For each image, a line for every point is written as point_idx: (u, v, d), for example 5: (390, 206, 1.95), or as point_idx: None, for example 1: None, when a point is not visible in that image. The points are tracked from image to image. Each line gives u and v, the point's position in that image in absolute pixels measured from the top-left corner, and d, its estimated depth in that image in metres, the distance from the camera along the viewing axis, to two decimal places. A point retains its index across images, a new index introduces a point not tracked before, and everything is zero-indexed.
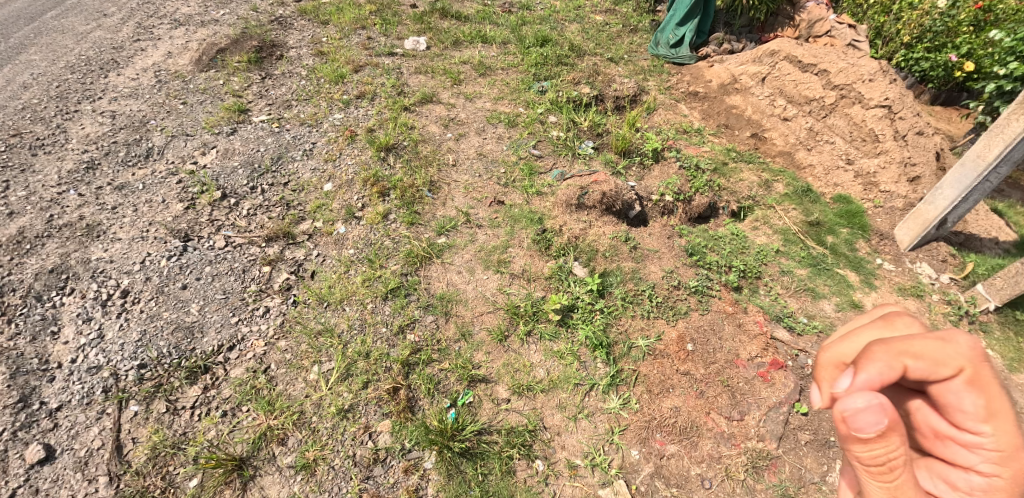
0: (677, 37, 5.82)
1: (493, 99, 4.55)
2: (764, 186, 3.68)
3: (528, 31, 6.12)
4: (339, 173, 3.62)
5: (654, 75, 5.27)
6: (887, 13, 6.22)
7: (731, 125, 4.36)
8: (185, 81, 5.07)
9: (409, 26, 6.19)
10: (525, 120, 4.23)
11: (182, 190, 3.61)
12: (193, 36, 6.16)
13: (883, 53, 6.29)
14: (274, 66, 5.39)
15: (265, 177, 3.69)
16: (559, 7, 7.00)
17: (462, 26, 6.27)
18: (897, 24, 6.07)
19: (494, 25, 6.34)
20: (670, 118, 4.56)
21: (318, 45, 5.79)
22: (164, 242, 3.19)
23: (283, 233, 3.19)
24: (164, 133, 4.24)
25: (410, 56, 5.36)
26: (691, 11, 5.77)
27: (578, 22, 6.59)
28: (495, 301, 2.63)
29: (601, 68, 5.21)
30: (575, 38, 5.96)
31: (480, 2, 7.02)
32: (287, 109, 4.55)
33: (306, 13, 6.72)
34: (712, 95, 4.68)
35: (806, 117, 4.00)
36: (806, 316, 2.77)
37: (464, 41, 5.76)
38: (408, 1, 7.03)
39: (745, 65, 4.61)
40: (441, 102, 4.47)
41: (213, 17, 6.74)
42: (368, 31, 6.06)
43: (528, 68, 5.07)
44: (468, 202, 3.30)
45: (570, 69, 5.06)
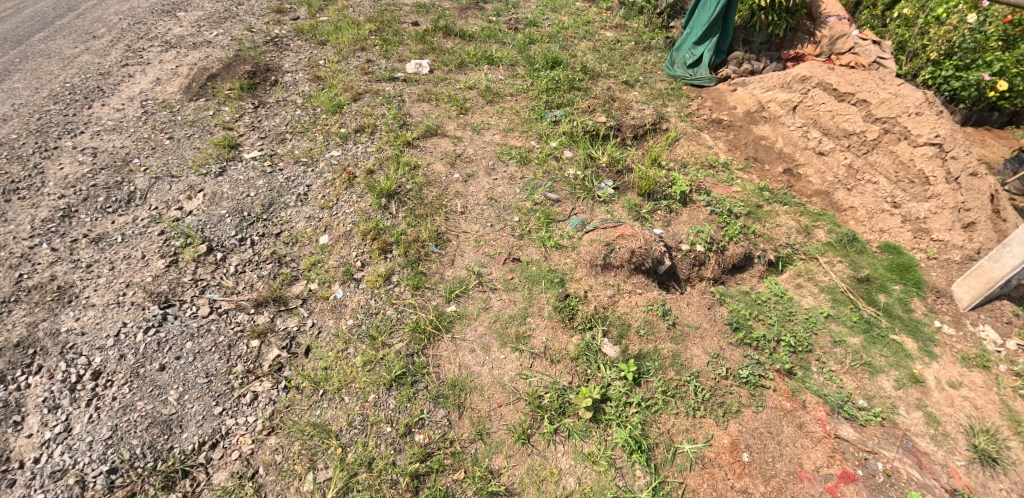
0: (695, 57, 5.52)
1: (503, 130, 4.21)
2: (804, 233, 3.37)
3: (535, 51, 5.82)
4: (335, 223, 3.27)
5: (673, 99, 4.94)
6: (910, 27, 5.84)
7: (760, 159, 4.05)
8: (173, 112, 4.76)
9: (410, 46, 5.89)
10: (538, 155, 3.89)
11: (164, 243, 3.31)
12: (184, 59, 5.86)
13: (907, 69, 5.83)
14: (268, 93, 5.07)
15: (254, 227, 3.37)
16: (567, 24, 6.71)
17: (466, 46, 5.96)
18: (924, 40, 5.65)
19: (500, 45, 6.04)
20: (693, 150, 4.23)
21: (315, 68, 5.47)
22: (142, 309, 2.89)
23: (274, 297, 2.87)
24: (147, 174, 3.94)
25: (412, 81, 5.03)
26: (709, 29, 5.46)
27: (588, 40, 6.33)
28: (515, 390, 2.32)
29: (617, 92, 4.89)
30: (587, 58, 5.65)
31: (484, 20, 6.74)
32: (281, 143, 4.22)
33: (303, 33, 6.44)
34: (738, 124, 4.38)
35: (845, 152, 3.72)
36: (865, 398, 2.44)
37: (469, 63, 5.45)
38: (409, 19, 6.75)
39: (773, 90, 4.35)
40: (446, 135, 4.13)
41: (205, 37, 6.44)
42: (368, 52, 5.75)
43: (539, 93, 4.73)
44: (478, 258, 2.96)
45: (584, 95, 4.73)
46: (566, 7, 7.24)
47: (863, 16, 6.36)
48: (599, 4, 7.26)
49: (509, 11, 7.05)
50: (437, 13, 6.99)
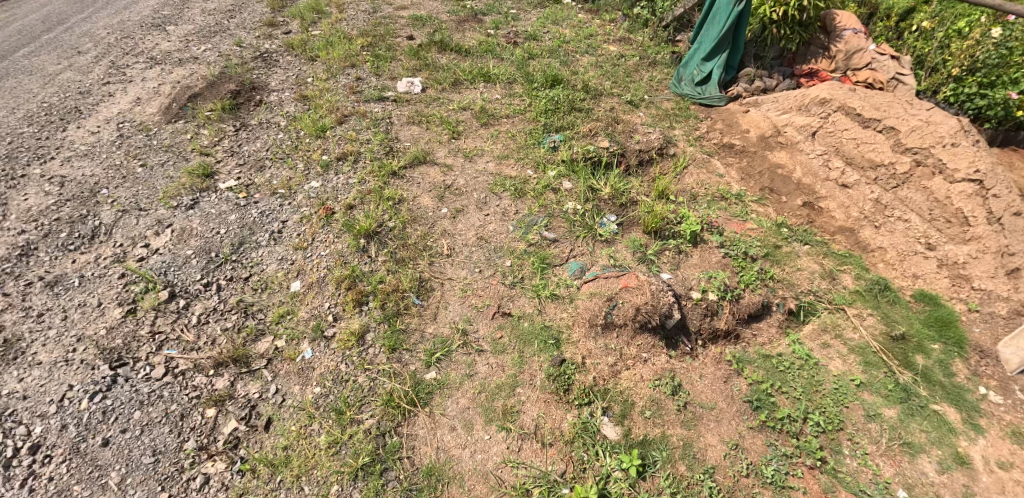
0: (704, 74, 5.20)
1: (497, 157, 3.90)
2: (828, 278, 3.05)
3: (534, 67, 5.53)
4: (308, 267, 2.97)
5: (680, 121, 4.62)
6: (930, 41, 5.53)
7: (777, 189, 3.73)
8: (150, 135, 4.50)
9: (403, 63, 5.62)
10: (535, 186, 3.58)
11: (123, 288, 3.02)
12: (168, 77, 5.62)
13: (927, 85, 5.51)
14: (251, 114, 4.80)
15: (221, 269, 3.08)
16: (568, 39, 6.43)
17: (462, 62, 5.68)
18: (944, 54, 5.34)
19: (497, 60, 5.75)
20: (703, 179, 3.92)
21: (302, 87, 5.21)
22: (92, 368, 2.60)
23: (235, 358, 2.58)
24: (115, 207, 3.67)
25: (402, 101, 4.75)
26: (720, 44, 5.15)
27: (590, 55, 6.05)
28: (501, 481, 2.03)
29: (620, 113, 4.57)
30: (589, 75, 5.35)
31: (483, 34, 6.50)
32: (259, 172, 3.93)
33: (293, 48, 6.20)
34: (752, 149, 4.05)
35: (871, 185, 3.40)
36: (906, 488, 2.12)
37: (465, 80, 5.17)
38: (404, 34, 6.50)
39: (789, 113, 4.05)
40: (435, 162, 3.83)
41: (192, 53, 6.21)
42: (359, 69, 5.47)
43: (537, 115, 4.42)
44: (464, 311, 2.64)
45: (585, 116, 4.43)
46: (569, 20, 7.21)
47: (877, 28, 6.07)
48: (603, 16, 7.23)
49: (508, 26, 6.80)
50: (434, 26, 6.75)
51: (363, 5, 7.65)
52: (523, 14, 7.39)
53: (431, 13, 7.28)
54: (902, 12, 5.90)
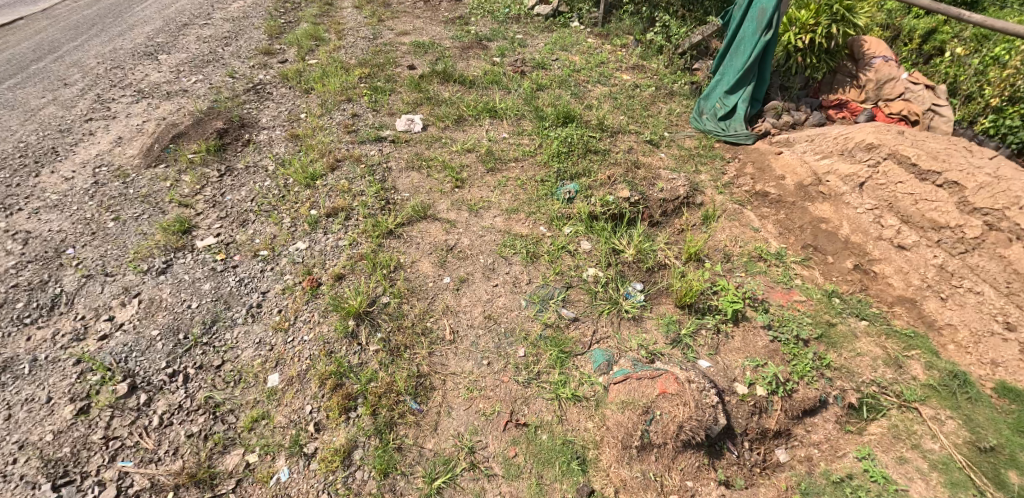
0: (727, 108, 4.81)
1: (506, 210, 3.49)
2: (893, 366, 2.66)
3: (544, 101, 5.17)
4: (288, 356, 2.56)
5: (705, 163, 4.21)
6: (964, 68, 5.15)
7: (822, 248, 3.32)
8: (127, 182, 4.13)
9: (403, 96, 5.26)
10: (549, 246, 3.17)
11: (78, 377, 2.62)
12: (154, 113, 5.28)
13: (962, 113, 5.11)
14: (238, 156, 4.43)
15: (190, 355, 2.68)
16: (579, 68, 6.07)
17: (466, 95, 5.32)
18: (981, 83, 4.95)
19: (504, 93, 5.39)
20: (737, 234, 3.51)
21: (294, 124, 4.84)
22: (30, 489, 2.18)
23: (198, 479, 2.17)
24: (79, 272, 3.27)
25: (401, 142, 4.35)
26: (744, 76, 4.76)
27: (603, 85, 5.68)
28: None
29: (640, 155, 4.17)
30: (603, 110, 4.98)
31: (488, 63, 6.21)
32: (241, 228, 3.55)
33: (287, 79, 5.86)
34: (789, 199, 3.66)
35: (934, 249, 3.00)
36: None
37: (469, 116, 4.81)
38: (404, 62, 6.17)
39: (830, 159, 3.68)
40: (435, 217, 3.43)
41: (182, 85, 5.88)
42: (355, 103, 5.10)
43: (549, 158, 4.01)
44: (470, 419, 2.25)
45: (602, 159, 4.02)
46: (577, 45, 6.93)
47: (901, 52, 5.71)
48: (614, 41, 6.91)
49: (514, 55, 6.48)
50: (436, 54, 6.46)
51: (362, 32, 7.36)
52: (530, 39, 7.12)
53: (433, 40, 6.99)
54: (924, 33, 5.58)
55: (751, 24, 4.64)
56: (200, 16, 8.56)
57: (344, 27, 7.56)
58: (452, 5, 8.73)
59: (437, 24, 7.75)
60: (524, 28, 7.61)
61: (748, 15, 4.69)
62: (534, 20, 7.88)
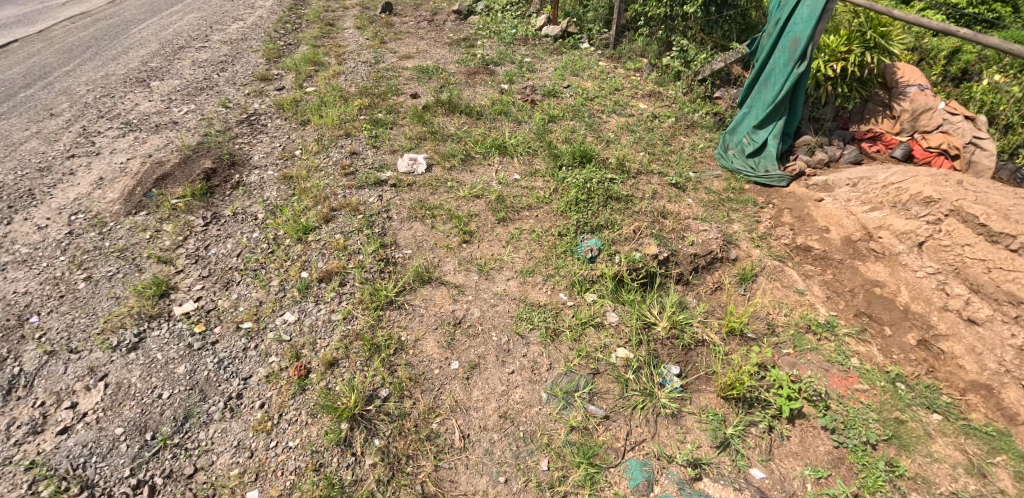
0: (756, 144, 4.44)
1: (520, 271, 3.11)
2: (977, 475, 2.26)
3: (557, 136, 4.82)
4: (269, 468, 2.19)
5: (736, 209, 3.83)
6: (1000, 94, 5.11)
7: (878, 318, 2.93)
8: (104, 233, 3.78)
9: (405, 130, 4.91)
10: (571, 319, 2.80)
11: (27, 490, 2.25)
12: (140, 148, 4.94)
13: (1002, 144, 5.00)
14: (226, 201, 4.07)
15: (158, 460, 2.31)
16: (592, 96, 5.73)
17: (473, 127, 4.98)
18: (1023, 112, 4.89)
19: (514, 125, 5.05)
20: (779, 298, 3.13)
21: (288, 162, 4.49)
22: None
23: None
24: (42, 347, 2.92)
25: (403, 186, 3.95)
26: (775, 110, 4.39)
27: (619, 116, 5.33)
28: None
29: (665, 201, 3.80)
30: (621, 147, 4.62)
31: (496, 90, 5.90)
32: (225, 291, 3.19)
33: (284, 109, 5.53)
34: (835, 256, 3.28)
35: (1013, 326, 2.62)
36: None
37: (476, 154, 4.46)
38: (408, 90, 5.85)
39: (881, 212, 3.31)
40: (441, 280, 3.05)
41: (172, 116, 5.56)
42: (354, 138, 4.75)
43: (565, 205, 3.63)
44: None
45: (624, 207, 3.65)
46: (588, 69, 6.61)
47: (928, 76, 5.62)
48: (627, 65, 6.58)
49: (524, 82, 6.16)
50: (440, 81, 6.16)
51: (364, 56, 7.06)
52: (539, 64, 6.81)
53: (438, 64, 6.69)
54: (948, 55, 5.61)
55: (783, 55, 4.29)
56: (198, 38, 8.28)
57: (345, 51, 7.28)
58: (457, 25, 8.45)
59: (441, 47, 7.46)
60: (533, 51, 7.31)
61: (779, 45, 4.33)
62: (542, 42, 7.59)
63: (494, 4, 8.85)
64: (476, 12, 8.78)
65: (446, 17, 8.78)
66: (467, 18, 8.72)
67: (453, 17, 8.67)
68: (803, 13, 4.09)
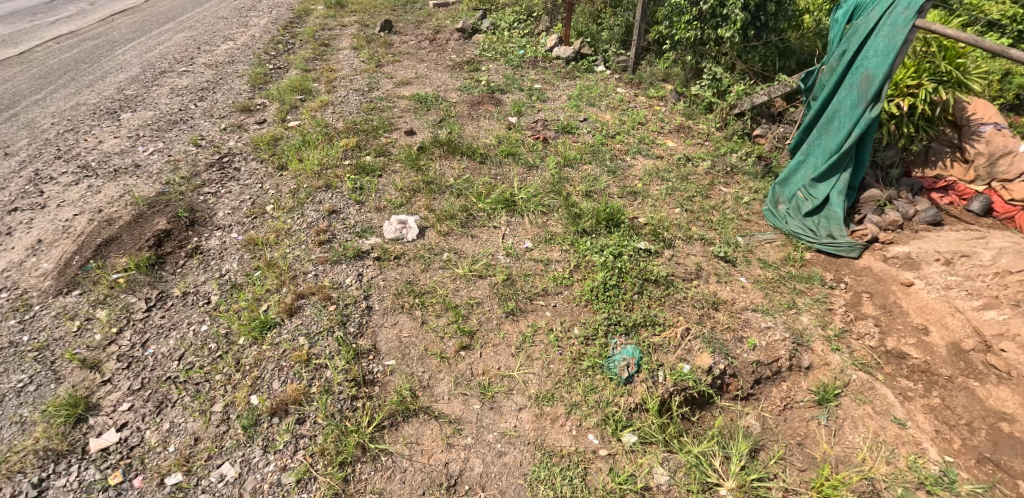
0: (816, 201, 3.71)
1: (534, 397, 2.40)
2: None
3: (576, 185, 4.08)
4: None
5: (801, 294, 3.10)
6: None
7: (1010, 469, 2.27)
8: (24, 320, 3.07)
9: (396, 178, 4.19)
10: (604, 481, 2.11)
11: None
12: (92, 199, 4.25)
13: None
14: (178, 276, 3.38)
15: None
16: (613, 132, 5.00)
17: (477, 174, 4.26)
18: None
19: (524, 169, 4.33)
20: (872, 433, 2.43)
21: (257, 221, 3.80)
22: None
23: None
24: None
25: (388, 260, 3.22)
26: (840, 160, 3.65)
27: (645, 157, 4.60)
28: None
29: (713, 283, 3.06)
30: (651, 202, 3.89)
31: (503, 125, 5.20)
32: (157, 416, 2.49)
33: (260, 149, 4.84)
34: (941, 372, 2.63)
35: None
36: None
37: (480, 212, 3.72)
38: (402, 125, 5.18)
39: (1001, 312, 2.73)
40: (430, 411, 2.35)
41: (137, 157, 4.88)
42: (334, 190, 4.01)
43: (589, 291, 2.90)
44: None
45: (664, 293, 2.91)
46: (606, 98, 5.90)
47: None
48: (650, 93, 5.86)
49: (534, 114, 5.46)
50: (440, 113, 5.49)
51: (357, 82, 6.40)
52: (551, 91, 6.11)
53: (438, 93, 6.02)
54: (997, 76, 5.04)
55: (850, 95, 3.55)
56: (183, 61, 7.64)
57: (337, 76, 6.64)
58: (460, 45, 7.79)
59: (443, 71, 6.79)
60: (543, 75, 6.62)
61: (845, 82, 3.59)
62: (554, 65, 6.90)
63: (500, 22, 8.19)
64: (482, 30, 8.13)
65: (449, 36, 8.12)
66: (472, 36, 8.06)
67: (457, 36, 8.04)
68: (878, 44, 3.36)
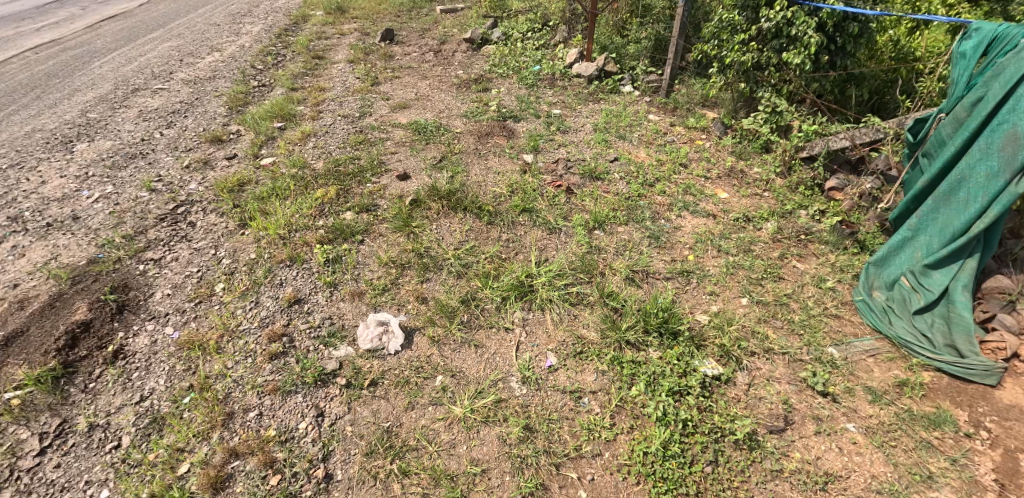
0: (930, 297, 2.79)
1: None
2: None
3: (611, 259, 3.19)
4: None
5: (932, 453, 2.23)
6: None
7: None
8: None
9: (381, 245, 3.32)
10: None
11: None
12: (11, 265, 3.44)
13: None
14: (88, 397, 2.57)
15: None
16: (652, 177, 4.07)
17: (483, 238, 3.39)
18: None
19: (543, 232, 3.44)
20: None
21: (201, 309, 2.96)
22: None
23: None
24: None
25: (360, 389, 2.38)
26: (966, 244, 2.73)
27: (694, 215, 3.69)
28: None
29: (809, 440, 2.23)
30: (709, 289, 2.99)
31: (516, 164, 4.32)
32: None
33: (222, 197, 3.99)
34: None
35: None
36: None
37: (486, 302, 2.84)
38: (395, 164, 4.33)
39: None
40: None
41: (79, 205, 4.07)
42: (300, 265, 3.13)
43: (640, 461, 2.09)
44: None
45: (745, 465, 2.09)
46: (639, 128, 4.99)
47: None
48: (691, 122, 4.93)
49: (554, 150, 4.55)
50: (441, 147, 4.63)
51: (347, 105, 5.56)
52: (573, 118, 5.21)
53: (440, 120, 5.17)
54: None
55: (986, 159, 2.64)
56: (161, 76, 6.84)
57: (326, 96, 5.81)
58: (468, 58, 6.93)
59: (447, 91, 5.94)
60: (562, 97, 5.73)
61: (980, 141, 2.68)
62: (574, 83, 6.01)
63: (512, 31, 7.34)
64: (492, 40, 7.26)
65: (455, 47, 7.28)
66: (481, 47, 7.20)
67: (464, 48, 7.19)
68: None
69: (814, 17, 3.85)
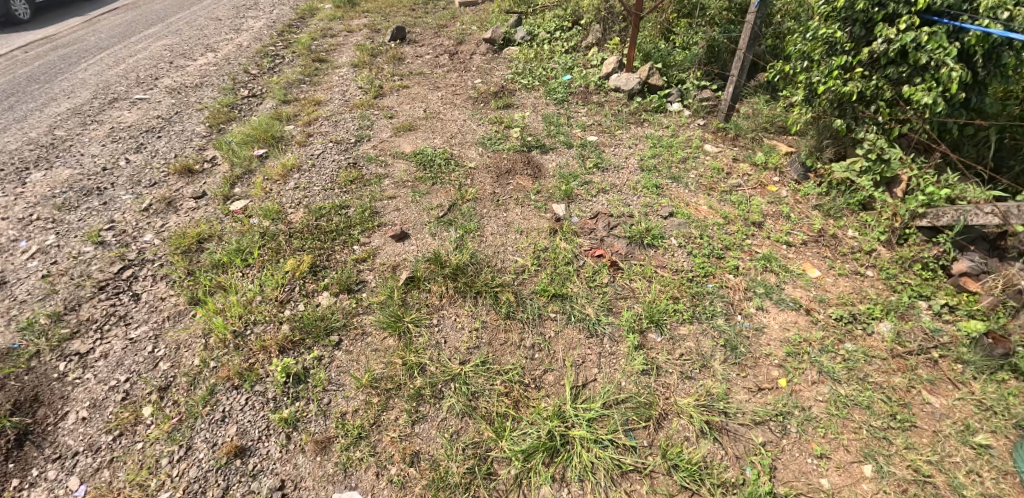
0: None
1: None
2: None
3: (673, 388, 2.33)
4: None
5: None
6: None
7: None
8: None
9: (363, 351, 2.50)
10: None
11: None
12: None
13: None
14: None
15: None
16: (720, 245, 3.16)
17: (497, 341, 2.54)
18: None
19: (578, 334, 2.58)
20: None
21: (119, 450, 2.21)
22: None
23: None
24: None
25: None
26: None
27: (780, 307, 2.77)
28: None
29: None
30: (817, 448, 2.13)
31: (541, 217, 3.46)
32: None
33: (177, 259, 3.21)
34: None
35: None
36: None
37: (505, 468, 2.05)
38: (392, 213, 3.49)
39: None
40: None
41: (11, 263, 3.34)
42: (254, 388, 2.37)
43: None
44: None
45: None
46: (696, 163, 4.02)
47: None
48: (762, 158, 3.94)
49: (591, 197, 3.66)
50: (450, 188, 3.77)
51: (344, 124, 4.74)
52: (613, 148, 4.29)
53: (451, 148, 4.31)
54: None
55: None
56: (145, 83, 6.08)
57: (322, 112, 4.98)
58: (487, 62, 6.02)
59: (461, 107, 5.06)
60: (598, 117, 4.79)
61: None
62: (612, 99, 5.06)
63: (539, 30, 6.38)
64: (515, 40, 6.31)
65: (473, 48, 6.36)
66: (503, 49, 6.28)
67: (485, 50, 6.27)
68: None
69: (955, 42, 2.86)
